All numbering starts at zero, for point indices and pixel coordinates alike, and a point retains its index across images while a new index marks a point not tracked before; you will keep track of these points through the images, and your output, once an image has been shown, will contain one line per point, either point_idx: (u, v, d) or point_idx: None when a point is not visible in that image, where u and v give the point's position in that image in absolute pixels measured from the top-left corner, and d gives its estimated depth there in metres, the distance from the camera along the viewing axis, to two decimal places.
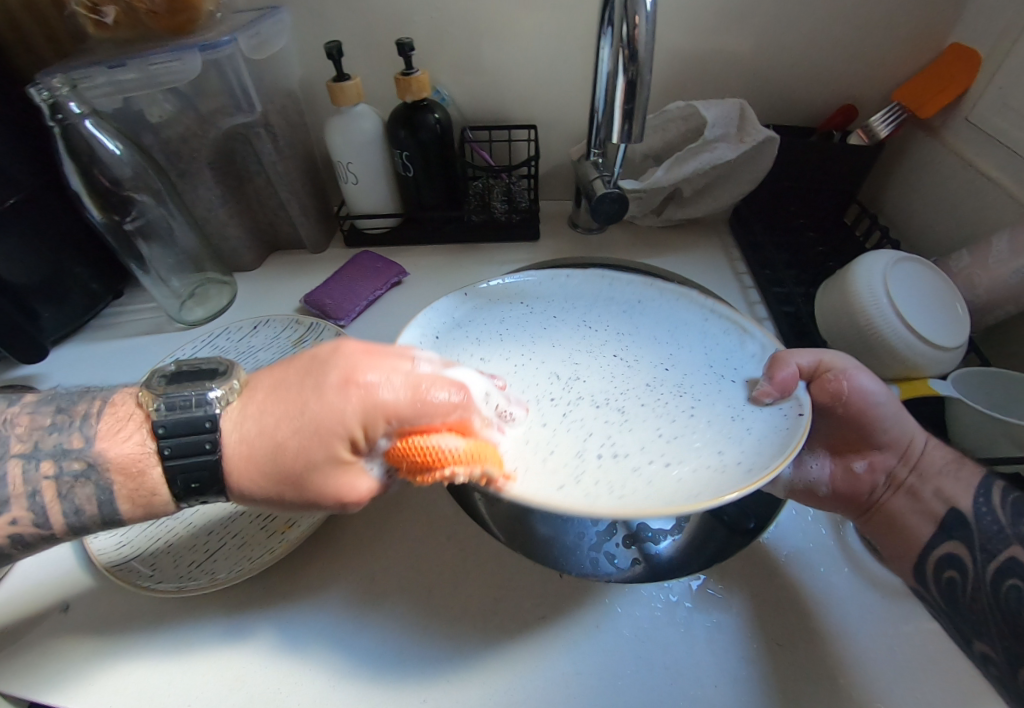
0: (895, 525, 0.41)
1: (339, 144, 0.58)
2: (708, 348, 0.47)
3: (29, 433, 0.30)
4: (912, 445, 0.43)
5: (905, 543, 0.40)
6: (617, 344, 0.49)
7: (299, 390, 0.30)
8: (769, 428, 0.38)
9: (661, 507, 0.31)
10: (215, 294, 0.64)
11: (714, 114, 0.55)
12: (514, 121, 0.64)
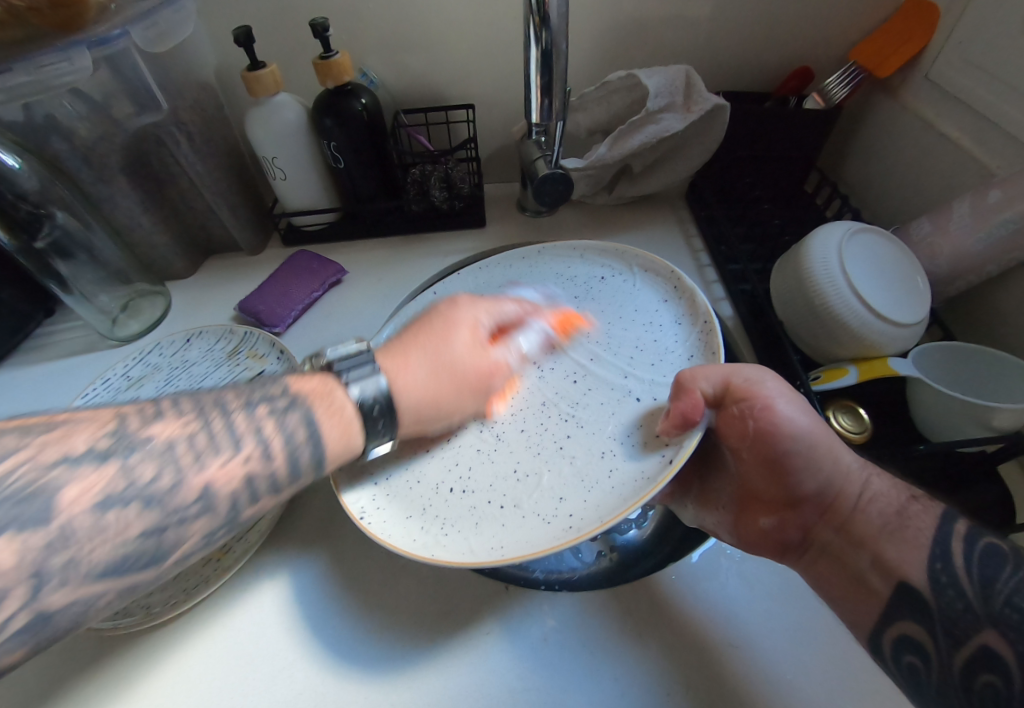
0: (852, 578, 0.36)
1: (262, 139, 0.54)
2: (625, 354, 0.45)
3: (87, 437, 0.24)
4: (847, 491, 0.38)
5: (861, 601, 0.35)
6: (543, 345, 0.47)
7: (436, 333, 0.39)
8: (635, 470, 0.36)
9: (484, 555, 0.33)
10: (149, 306, 0.61)
11: (656, 82, 0.51)
12: (449, 102, 0.60)
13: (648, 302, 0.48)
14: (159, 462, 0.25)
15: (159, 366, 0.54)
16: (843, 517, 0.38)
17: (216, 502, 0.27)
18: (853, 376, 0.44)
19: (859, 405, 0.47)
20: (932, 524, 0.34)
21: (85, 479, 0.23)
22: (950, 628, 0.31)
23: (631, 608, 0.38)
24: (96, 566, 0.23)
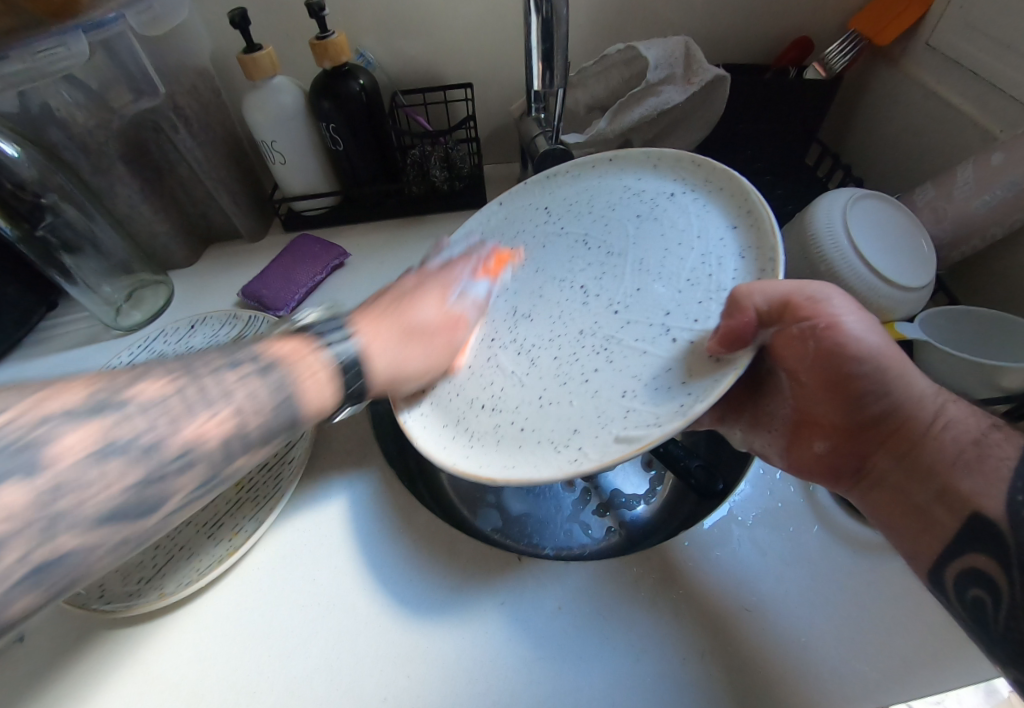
0: (915, 509, 0.34)
1: (260, 122, 0.54)
2: (675, 282, 0.39)
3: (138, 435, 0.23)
4: (918, 415, 0.34)
5: (923, 533, 0.33)
6: (593, 271, 0.43)
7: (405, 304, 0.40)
8: (651, 402, 0.33)
9: (494, 474, 0.34)
10: (152, 296, 0.61)
11: (654, 54, 0.51)
12: (447, 82, 0.60)
13: (712, 227, 0.41)
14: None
15: (164, 353, 0.55)
16: (912, 441, 0.34)
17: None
18: None
19: None
20: (1017, 453, 0.30)
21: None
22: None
23: (643, 573, 0.39)
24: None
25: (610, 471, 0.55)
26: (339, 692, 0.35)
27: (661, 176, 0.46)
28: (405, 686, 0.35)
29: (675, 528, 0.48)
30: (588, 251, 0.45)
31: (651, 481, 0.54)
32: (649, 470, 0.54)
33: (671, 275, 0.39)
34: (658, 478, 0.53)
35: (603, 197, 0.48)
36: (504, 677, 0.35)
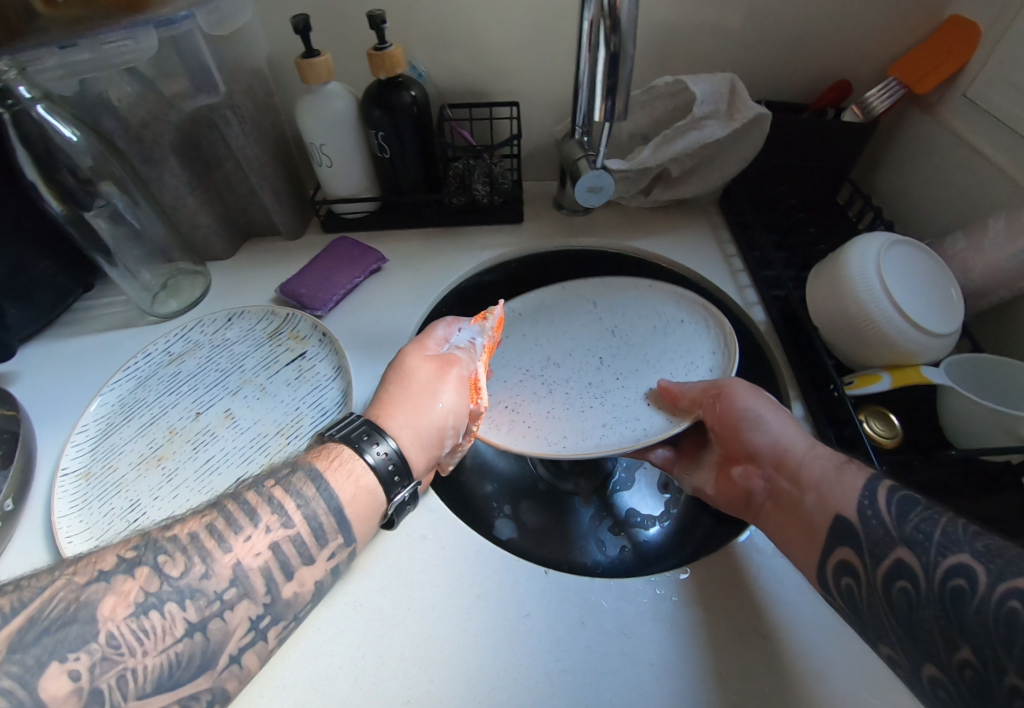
0: (789, 504, 0.40)
1: (311, 125, 0.56)
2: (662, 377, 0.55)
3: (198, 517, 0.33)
4: (794, 449, 0.43)
5: (807, 537, 0.38)
6: (610, 352, 0.58)
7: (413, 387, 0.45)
8: (618, 436, 0.51)
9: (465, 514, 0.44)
10: (188, 286, 0.62)
11: (702, 89, 0.53)
12: (494, 98, 0.61)
13: (702, 353, 0.54)
14: (187, 556, 0.30)
15: (200, 344, 0.56)
16: (794, 468, 0.42)
17: (265, 586, 0.32)
18: (886, 383, 0.46)
19: (890, 412, 0.49)
20: (863, 477, 0.38)
21: (119, 593, 0.28)
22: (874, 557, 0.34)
23: (665, 594, 0.40)
24: (149, 673, 0.28)
25: (627, 492, 0.61)
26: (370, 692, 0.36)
27: (681, 307, 0.58)
28: (430, 690, 0.36)
29: (689, 551, 0.52)
30: (613, 339, 0.59)
31: (666, 503, 0.60)
32: (664, 493, 0.60)
33: (659, 373, 0.55)
34: (673, 500, 0.59)
35: (638, 312, 0.60)
36: (528, 685, 0.36)
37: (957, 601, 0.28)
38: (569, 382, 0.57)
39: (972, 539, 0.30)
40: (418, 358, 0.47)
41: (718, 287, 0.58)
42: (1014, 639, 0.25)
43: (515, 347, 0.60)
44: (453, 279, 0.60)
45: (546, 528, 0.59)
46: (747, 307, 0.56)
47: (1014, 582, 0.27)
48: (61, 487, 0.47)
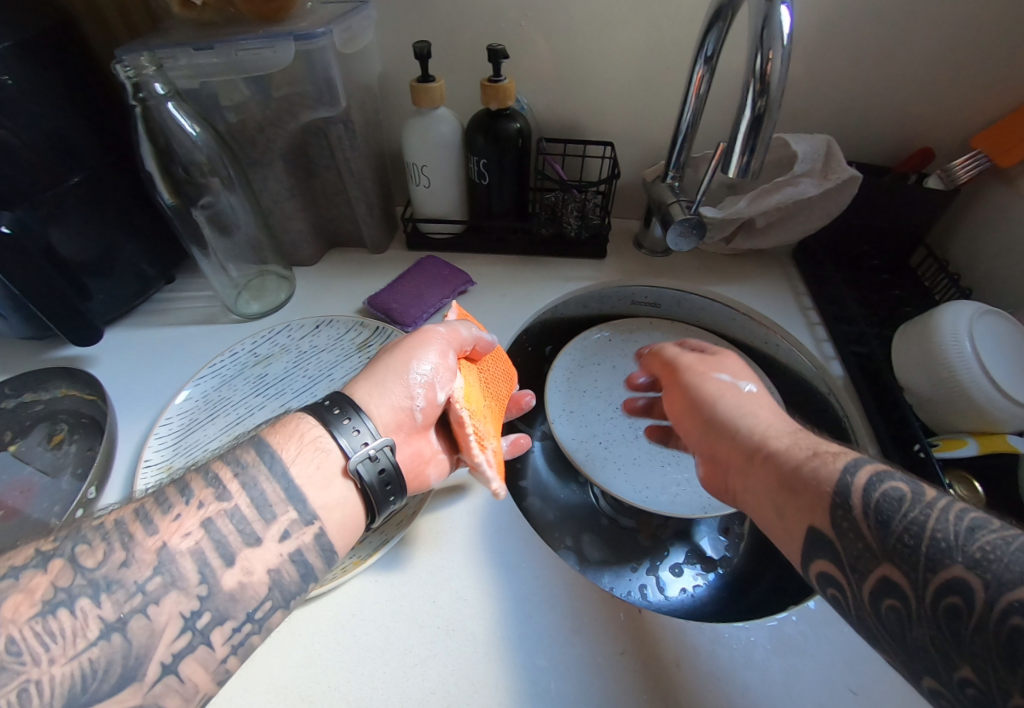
0: (782, 482, 0.35)
1: (415, 146, 0.57)
2: None
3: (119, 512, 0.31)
4: (770, 437, 0.39)
5: (797, 515, 0.33)
6: None
7: (397, 367, 0.42)
8: (659, 494, 0.53)
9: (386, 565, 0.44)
10: (273, 289, 0.63)
11: (803, 149, 0.55)
12: (590, 136, 0.63)
13: None
14: (130, 536, 0.30)
15: (286, 347, 0.57)
16: (781, 465, 0.36)
17: (206, 564, 0.31)
18: (973, 449, 0.47)
19: (975, 477, 0.49)
20: (840, 462, 0.33)
21: (63, 579, 0.28)
22: (855, 563, 0.29)
23: (758, 643, 0.40)
24: (57, 688, 0.25)
25: (687, 535, 0.63)
26: None
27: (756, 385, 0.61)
28: None
29: (737, 610, 0.54)
30: None
31: (724, 550, 0.61)
32: (723, 538, 0.62)
33: None
34: (732, 547, 0.61)
35: None
36: None
37: (954, 619, 0.24)
38: (652, 433, 0.58)
39: (968, 541, 0.25)
40: (418, 338, 0.44)
41: (795, 339, 0.60)
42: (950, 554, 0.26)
43: (606, 382, 0.63)
44: (538, 308, 0.61)
45: (608, 562, 0.60)
46: (824, 361, 0.58)
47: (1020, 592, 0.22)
48: (144, 478, 0.47)
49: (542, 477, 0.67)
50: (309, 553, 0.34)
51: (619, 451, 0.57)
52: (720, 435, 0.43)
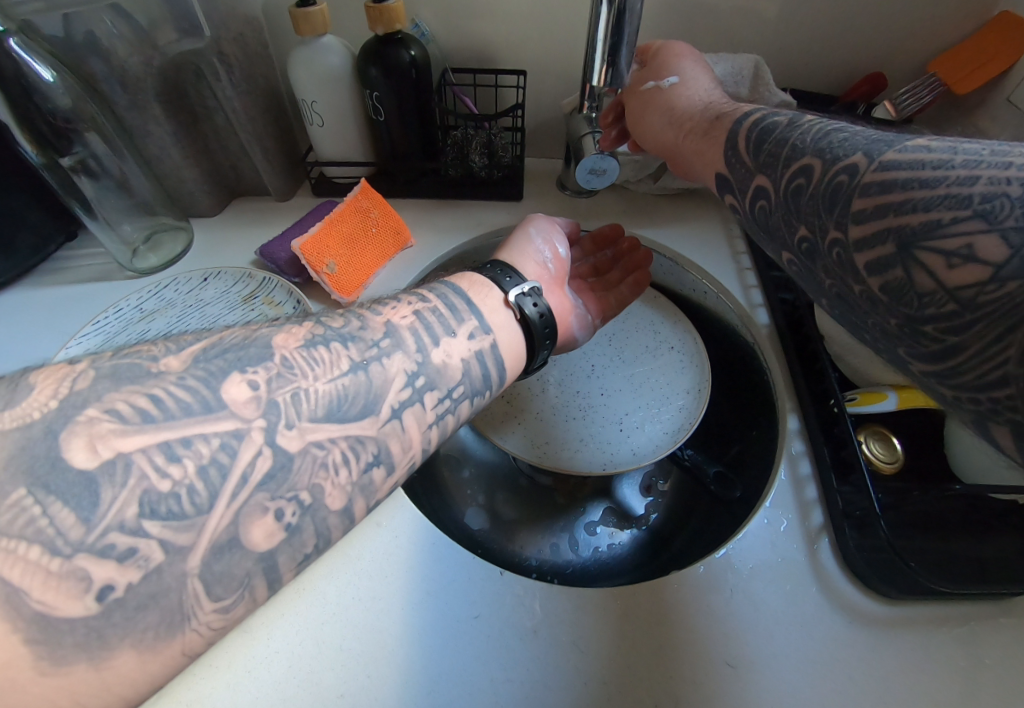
0: (705, 128, 0.44)
1: (303, 80, 0.52)
2: (641, 399, 0.52)
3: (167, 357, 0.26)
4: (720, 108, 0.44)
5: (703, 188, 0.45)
6: (602, 359, 0.55)
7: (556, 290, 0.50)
8: (561, 443, 0.50)
9: None
10: (170, 242, 0.60)
11: (722, 69, 0.49)
12: (501, 66, 0.57)
13: (678, 386, 0.53)
14: (346, 318, 0.34)
15: (173, 302, 0.54)
16: (703, 126, 0.44)
17: (415, 345, 0.34)
18: (892, 403, 0.44)
19: (893, 435, 0.46)
20: (751, 117, 0.40)
21: (289, 333, 0.30)
22: (765, 225, 0.38)
23: (627, 608, 0.38)
24: (199, 502, 0.23)
25: (608, 490, 0.58)
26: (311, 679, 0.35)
27: (678, 333, 0.57)
28: (365, 686, 0.34)
29: (646, 569, 0.51)
30: (608, 346, 0.56)
31: (645, 507, 0.57)
32: (647, 496, 0.58)
33: (637, 392, 0.53)
34: (654, 504, 0.57)
35: (633, 325, 0.58)
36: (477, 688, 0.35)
37: (836, 191, 0.31)
38: (561, 385, 0.54)
39: (894, 142, 0.30)
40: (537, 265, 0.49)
41: (721, 284, 0.55)
42: (835, 201, 0.31)
43: None
44: (442, 254, 0.56)
45: (520, 522, 0.56)
46: (750, 309, 0.53)
47: (851, 158, 0.30)
48: None
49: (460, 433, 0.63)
50: (386, 445, 0.30)
51: (520, 400, 0.53)
52: (651, 134, 0.50)
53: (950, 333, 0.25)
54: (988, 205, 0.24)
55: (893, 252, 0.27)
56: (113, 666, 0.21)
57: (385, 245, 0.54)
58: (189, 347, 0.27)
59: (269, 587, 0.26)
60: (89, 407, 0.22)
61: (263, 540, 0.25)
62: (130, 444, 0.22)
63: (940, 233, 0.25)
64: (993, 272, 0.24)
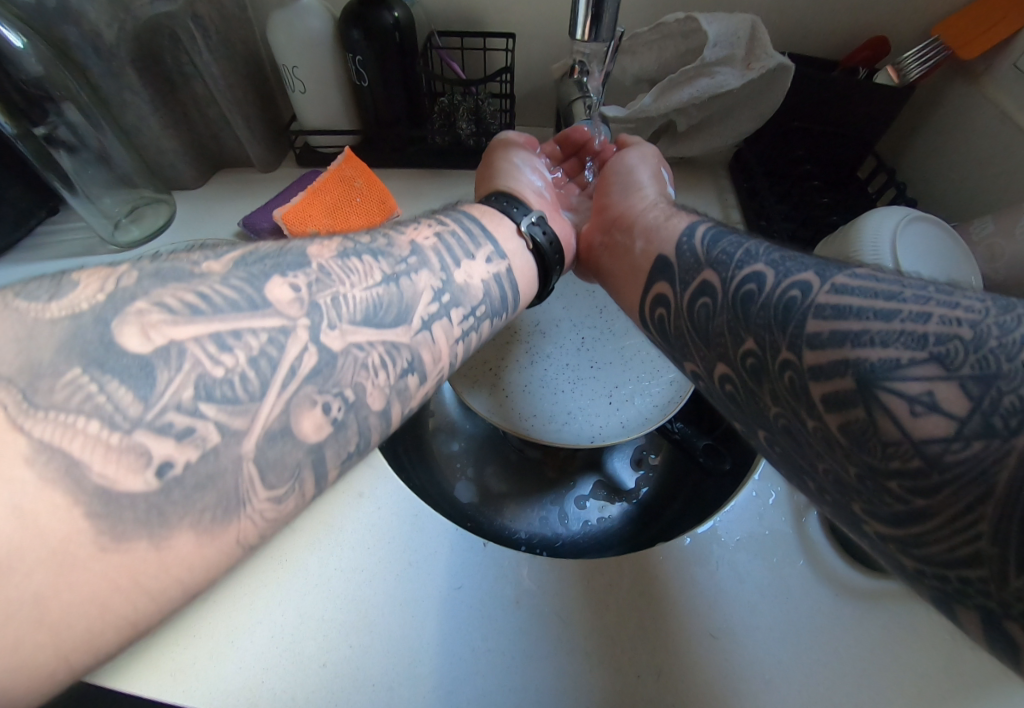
0: (642, 227, 0.42)
1: (282, 44, 0.50)
2: (630, 373, 0.51)
3: (210, 259, 0.25)
4: (657, 210, 0.43)
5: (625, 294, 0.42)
6: (592, 333, 0.54)
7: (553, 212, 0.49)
8: (546, 418, 0.49)
9: None
10: (152, 214, 0.58)
11: (714, 31, 0.47)
12: (488, 28, 0.55)
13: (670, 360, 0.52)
14: (371, 235, 0.33)
15: None
16: (642, 224, 0.42)
17: (436, 262, 0.34)
18: None
19: None
20: (686, 223, 0.39)
21: (321, 246, 0.30)
22: (684, 275, 0.35)
23: (613, 578, 0.38)
24: (255, 386, 0.23)
25: (599, 466, 0.57)
26: (290, 650, 0.34)
27: None
28: (347, 655, 0.34)
29: (635, 543, 0.50)
30: (599, 319, 0.55)
31: (636, 481, 0.56)
32: (638, 470, 0.57)
33: (625, 368, 0.52)
34: (645, 477, 0.56)
35: None
36: (460, 657, 0.34)
37: (747, 302, 0.29)
38: (547, 359, 0.52)
39: (814, 264, 0.28)
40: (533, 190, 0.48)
41: None
42: (788, 318, 0.26)
43: None
44: None
45: (509, 495, 0.56)
46: None
47: (795, 276, 0.27)
48: None
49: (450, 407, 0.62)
50: (420, 351, 0.30)
51: (504, 375, 0.51)
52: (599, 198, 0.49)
53: (915, 495, 0.20)
54: (943, 348, 0.20)
55: (852, 390, 0.22)
56: (172, 549, 0.20)
57: (369, 212, 0.51)
58: (228, 253, 0.26)
59: (317, 484, 0.25)
60: (135, 300, 0.21)
61: (311, 432, 0.24)
62: (184, 332, 0.21)
63: (897, 375, 0.21)
64: (959, 430, 0.19)
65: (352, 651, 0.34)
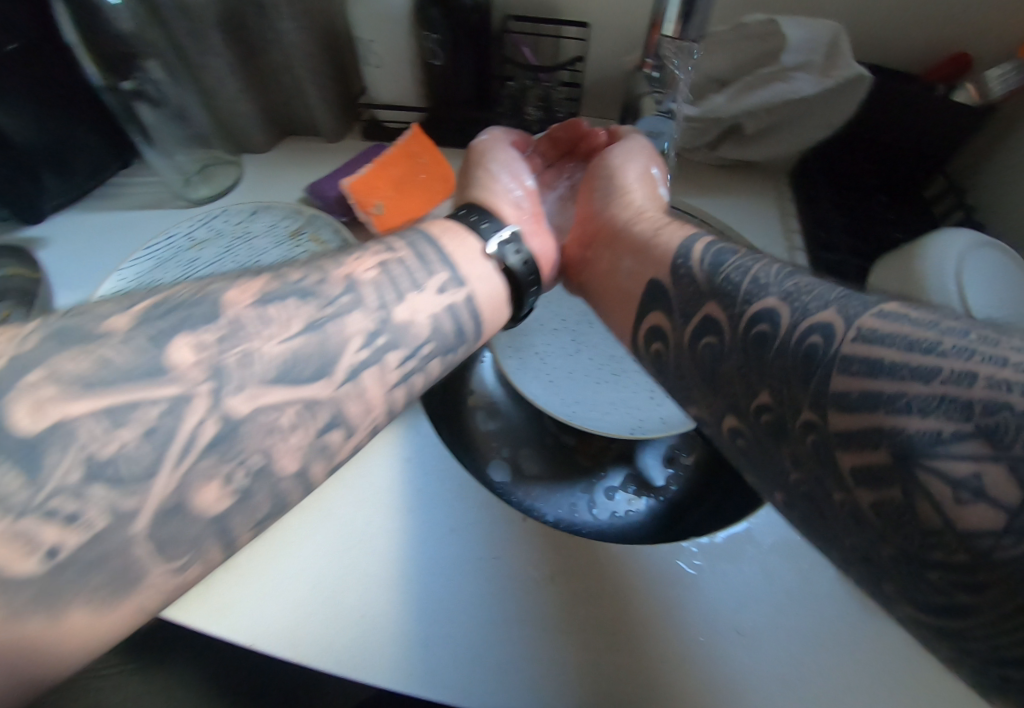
0: (638, 245, 0.43)
1: (361, 18, 0.51)
2: None
3: (184, 347, 0.27)
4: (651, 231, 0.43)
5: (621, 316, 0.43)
6: None
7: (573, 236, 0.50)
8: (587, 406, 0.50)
9: None
10: (222, 174, 0.60)
11: (799, 36, 0.47)
12: (565, 16, 0.54)
13: None
14: (356, 291, 0.33)
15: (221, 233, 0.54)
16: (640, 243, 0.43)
17: (365, 302, 0.33)
18: None
19: None
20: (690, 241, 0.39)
21: (243, 286, 0.30)
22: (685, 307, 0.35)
23: (642, 567, 0.38)
24: (129, 473, 0.24)
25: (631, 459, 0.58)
26: (330, 601, 0.36)
27: None
28: (384, 611, 0.35)
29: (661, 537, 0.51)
30: None
31: (666, 478, 0.57)
32: (669, 467, 0.57)
33: None
34: (675, 476, 0.57)
35: None
36: (490, 625, 0.35)
37: (759, 345, 0.28)
38: (593, 348, 0.54)
39: (823, 295, 0.27)
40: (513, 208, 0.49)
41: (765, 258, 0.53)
42: (810, 370, 0.25)
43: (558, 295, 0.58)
44: None
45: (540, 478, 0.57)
46: None
47: (814, 315, 0.26)
48: None
49: (488, 388, 0.63)
50: (337, 427, 0.31)
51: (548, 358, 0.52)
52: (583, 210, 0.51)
53: (963, 590, 0.19)
54: (992, 420, 0.18)
55: (884, 462, 0.21)
56: (68, 622, 0.23)
57: (432, 193, 0.53)
58: (203, 331, 0.27)
59: (224, 549, 0.28)
60: (33, 369, 0.23)
61: (211, 503, 0.26)
62: (78, 406, 0.23)
63: (940, 452, 0.19)
64: (1009, 523, 0.17)
65: (390, 608, 0.35)
